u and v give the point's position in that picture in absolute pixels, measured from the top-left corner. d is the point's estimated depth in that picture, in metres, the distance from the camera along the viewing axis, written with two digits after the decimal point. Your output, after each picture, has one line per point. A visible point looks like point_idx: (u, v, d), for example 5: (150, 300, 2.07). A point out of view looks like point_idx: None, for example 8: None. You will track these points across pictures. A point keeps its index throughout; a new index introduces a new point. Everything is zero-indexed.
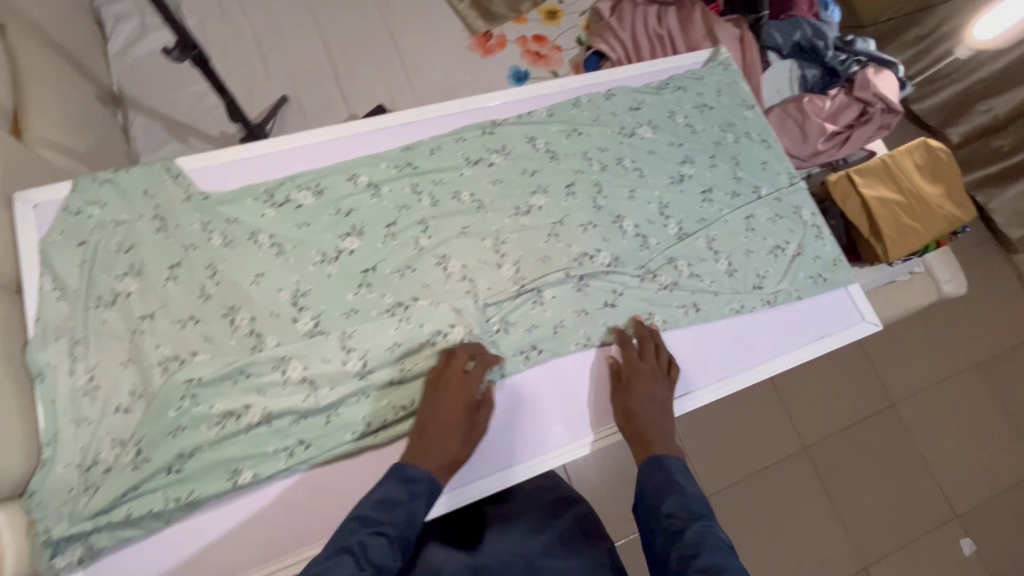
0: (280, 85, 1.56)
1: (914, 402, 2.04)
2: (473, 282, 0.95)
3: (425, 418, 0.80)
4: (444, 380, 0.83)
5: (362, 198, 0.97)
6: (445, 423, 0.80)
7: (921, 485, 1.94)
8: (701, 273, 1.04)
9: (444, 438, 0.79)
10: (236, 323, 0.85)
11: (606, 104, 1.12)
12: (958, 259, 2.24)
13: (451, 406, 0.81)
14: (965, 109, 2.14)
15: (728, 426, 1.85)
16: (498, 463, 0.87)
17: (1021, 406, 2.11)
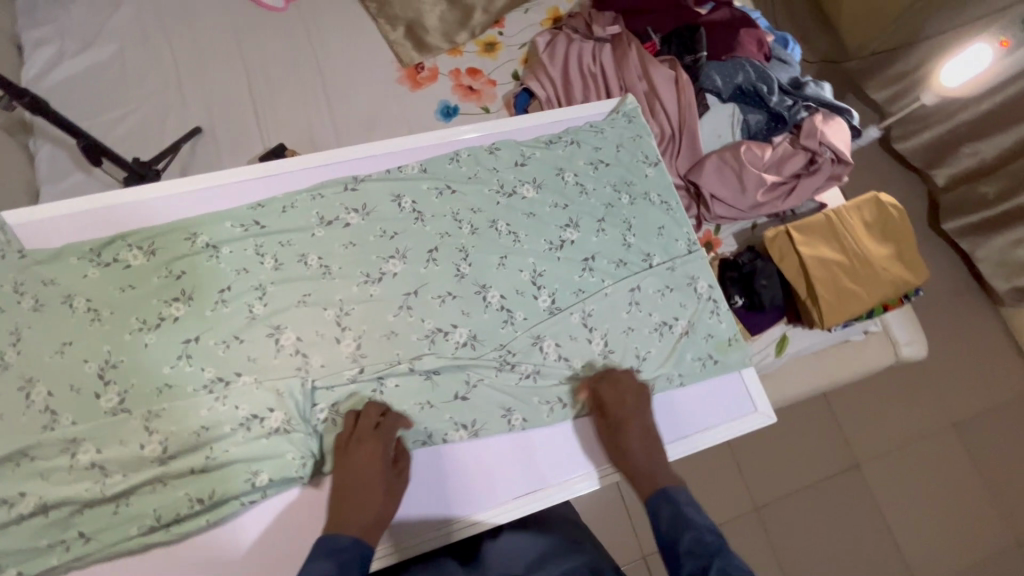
0: (194, 115, 1.51)
1: (883, 459, 1.89)
2: (307, 358, 0.87)
3: (343, 480, 0.79)
4: (354, 439, 0.81)
5: (197, 260, 0.90)
6: (360, 486, 0.78)
7: (890, 551, 1.80)
8: (572, 353, 0.95)
9: (367, 497, 0.78)
10: (31, 397, 0.79)
11: (487, 159, 1.04)
12: (937, 312, 2.07)
13: (367, 465, 0.79)
14: (948, 151, 1.98)
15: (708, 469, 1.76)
16: (444, 515, 0.87)
17: (1009, 474, 1.91)
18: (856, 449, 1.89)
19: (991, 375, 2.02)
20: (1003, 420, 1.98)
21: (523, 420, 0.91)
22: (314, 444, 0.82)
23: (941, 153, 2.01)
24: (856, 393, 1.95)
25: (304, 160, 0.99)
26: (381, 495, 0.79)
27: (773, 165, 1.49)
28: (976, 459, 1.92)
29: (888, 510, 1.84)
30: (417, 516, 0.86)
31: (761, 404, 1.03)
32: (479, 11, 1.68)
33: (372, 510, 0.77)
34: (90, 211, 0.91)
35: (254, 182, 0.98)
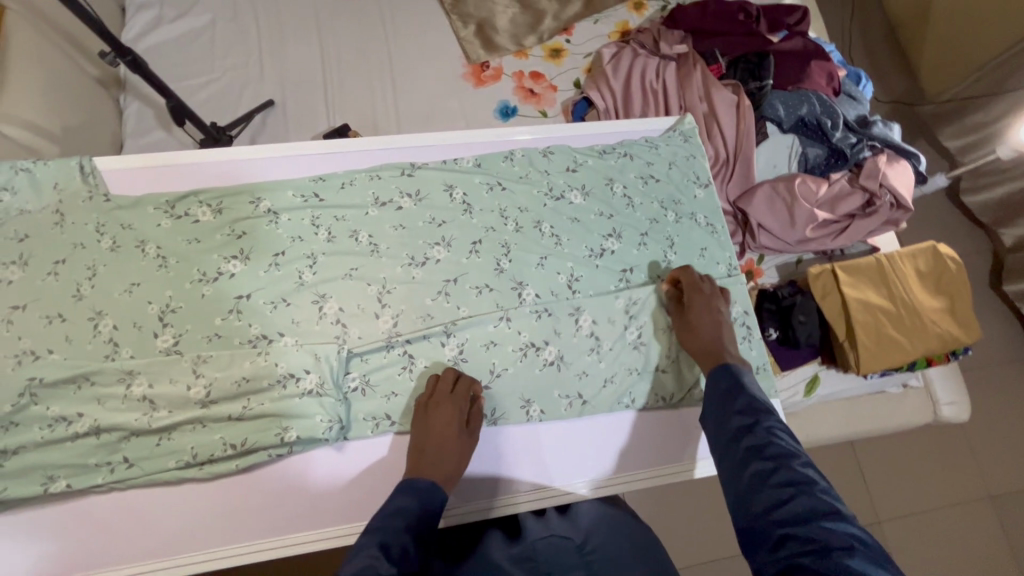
0: (269, 89, 1.60)
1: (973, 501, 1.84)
2: (345, 328, 0.92)
3: (423, 434, 0.84)
4: (433, 398, 0.86)
5: (258, 223, 0.96)
6: (440, 439, 0.83)
7: None
8: (599, 357, 0.97)
9: (445, 449, 0.82)
10: (98, 328, 0.86)
11: (540, 162, 1.07)
12: (982, 376, 1.97)
13: (444, 422, 0.84)
14: (1020, 210, 1.90)
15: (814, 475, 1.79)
16: (494, 493, 0.90)
17: None
18: (880, 505, 1.81)
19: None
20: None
21: (540, 412, 0.93)
22: (341, 410, 0.86)
23: (1011, 211, 1.93)
24: (884, 444, 1.88)
25: (367, 143, 1.04)
26: (457, 449, 0.83)
27: (827, 202, 1.46)
28: (1008, 531, 1.82)
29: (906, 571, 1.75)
30: (466, 489, 0.89)
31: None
32: (549, 18, 1.73)
33: (449, 461, 0.82)
34: (170, 166, 0.99)
35: (318, 157, 1.04)
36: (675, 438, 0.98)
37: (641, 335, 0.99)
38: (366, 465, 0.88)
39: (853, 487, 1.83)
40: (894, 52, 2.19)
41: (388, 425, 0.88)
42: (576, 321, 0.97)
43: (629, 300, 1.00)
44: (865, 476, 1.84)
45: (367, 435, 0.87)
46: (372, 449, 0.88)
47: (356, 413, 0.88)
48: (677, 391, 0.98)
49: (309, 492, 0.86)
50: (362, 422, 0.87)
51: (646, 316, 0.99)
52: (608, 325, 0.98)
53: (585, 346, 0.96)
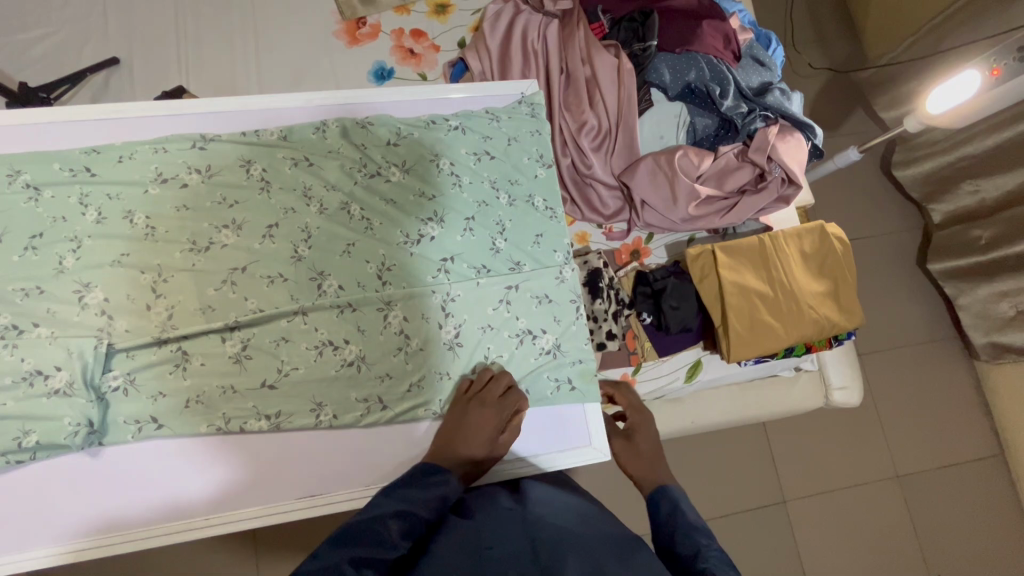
0: (116, 43, 1.43)
1: (986, 461, 1.75)
2: (112, 319, 0.83)
3: (460, 429, 0.84)
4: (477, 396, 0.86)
5: (13, 199, 0.85)
6: (475, 435, 0.83)
7: (986, 551, 1.68)
8: (405, 359, 0.88)
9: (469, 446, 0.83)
10: None
11: (357, 133, 0.96)
12: (906, 364, 1.80)
13: (482, 425, 0.83)
14: (948, 184, 1.66)
15: (828, 434, 1.71)
16: None
17: (962, 551, 1.67)
18: (786, 479, 1.66)
19: (954, 434, 1.76)
20: (954, 481, 1.72)
21: (332, 417, 0.85)
22: (93, 412, 0.78)
23: (939, 186, 1.70)
24: (799, 425, 1.71)
25: (148, 107, 0.93)
26: (489, 453, 0.85)
27: (713, 176, 1.37)
28: (914, 518, 1.68)
29: (809, 557, 1.60)
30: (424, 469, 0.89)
31: (599, 440, 0.95)
32: None
33: (478, 459, 0.83)
34: None
35: (97, 124, 0.93)
36: (562, 424, 0.95)
37: (458, 335, 0.90)
38: (129, 469, 0.82)
39: (892, 443, 1.74)
40: (835, 10, 2.00)
41: (153, 428, 0.81)
42: (384, 318, 0.89)
43: (446, 296, 0.91)
44: (889, 432, 1.74)
45: (129, 439, 0.81)
46: (136, 455, 0.82)
47: (116, 415, 0.81)
48: None
49: (55, 505, 0.79)
50: (123, 426, 0.80)
51: (465, 314, 0.91)
52: (420, 323, 0.89)
53: (392, 345, 0.88)
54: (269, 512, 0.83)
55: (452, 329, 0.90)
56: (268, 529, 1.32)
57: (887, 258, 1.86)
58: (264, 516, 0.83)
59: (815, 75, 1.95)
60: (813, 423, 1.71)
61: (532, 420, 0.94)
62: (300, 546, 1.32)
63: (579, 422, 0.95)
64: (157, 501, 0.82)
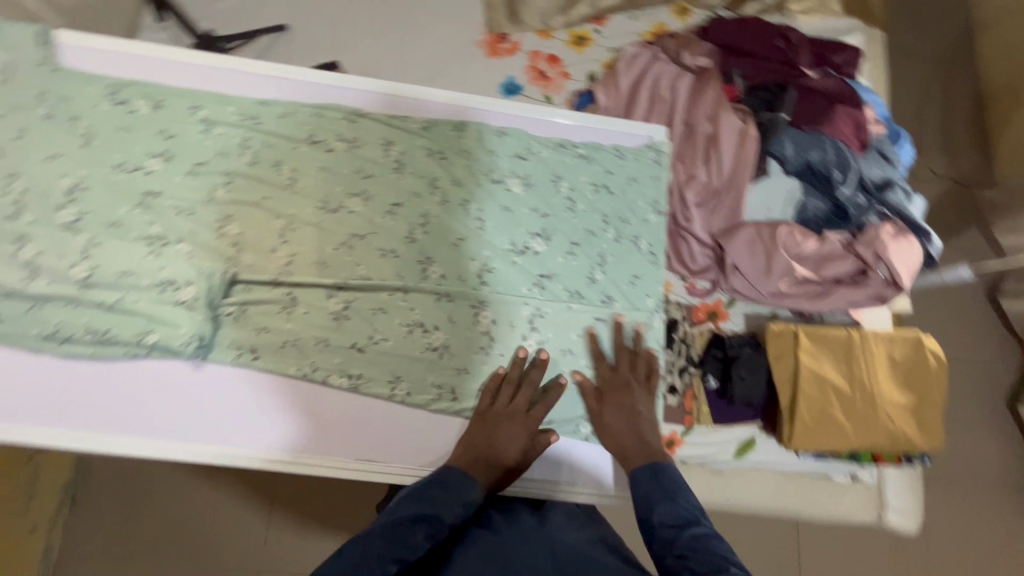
0: (287, 11, 1.61)
1: None
2: (240, 252, 0.91)
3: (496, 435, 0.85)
4: (502, 403, 0.87)
5: (188, 129, 0.97)
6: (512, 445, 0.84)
7: None
8: (483, 359, 0.91)
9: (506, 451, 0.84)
10: (8, 188, 0.89)
11: (491, 140, 1.03)
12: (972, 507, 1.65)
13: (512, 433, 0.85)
14: None
15: (867, 556, 1.59)
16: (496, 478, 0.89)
17: None
18: None
19: None
20: None
21: (406, 394, 0.88)
22: (206, 329, 0.86)
23: None
24: (838, 537, 1.60)
25: (315, 74, 1.03)
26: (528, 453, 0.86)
27: (813, 259, 1.34)
28: None
29: None
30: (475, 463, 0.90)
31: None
32: (582, 3, 1.67)
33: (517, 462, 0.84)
34: (124, 52, 1.01)
35: (268, 79, 1.03)
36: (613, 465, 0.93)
37: (538, 351, 0.93)
38: (226, 388, 0.88)
39: None
40: (974, 123, 1.92)
41: (251, 358, 0.87)
42: (474, 315, 0.93)
43: (536, 310, 0.95)
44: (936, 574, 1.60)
45: (228, 362, 0.87)
46: (232, 378, 0.88)
47: (224, 338, 0.88)
48: (563, 418, 0.91)
49: (153, 402, 0.86)
50: (227, 349, 0.87)
51: (549, 333, 0.94)
52: (506, 329, 0.93)
53: (476, 343, 0.92)
54: (332, 466, 0.86)
55: (522, 340, 0.93)
56: (299, 485, 1.40)
57: (975, 390, 1.73)
58: (320, 468, 0.86)
59: (937, 183, 1.87)
60: (853, 539, 1.60)
61: (581, 452, 0.92)
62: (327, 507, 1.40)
63: None
64: (243, 425, 0.87)
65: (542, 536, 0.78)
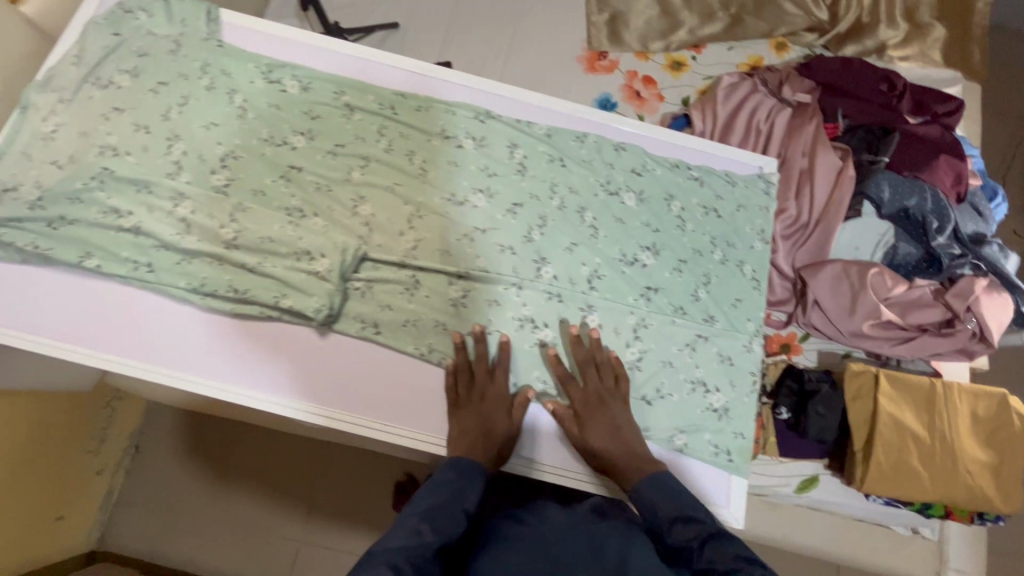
0: (401, 11, 1.70)
1: None
2: (371, 232, 0.98)
3: (468, 425, 0.87)
4: (471, 395, 0.90)
5: (332, 112, 1.04)
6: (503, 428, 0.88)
7: None
8: (587, 360, 0.95)
9: (482, 437, 0.86)
10: (171, 149, 0.98)
11: (608, 153, 1.07)
12: None
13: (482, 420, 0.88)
14: None
15: None
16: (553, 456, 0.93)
17: None
18: None
19: None
20: None
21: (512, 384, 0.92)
22: (335, 299, 0.92)
23: None
24: None
25: (453, 74, 1.10)
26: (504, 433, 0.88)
27: (900, 304, 1.33)
28: None
29: None
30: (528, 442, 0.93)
31: (734, 505, 0.91)
32: (683, 31, 1.72)
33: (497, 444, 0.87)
34: (281, 36, 1.10)
35: (407, 74, 1.10)
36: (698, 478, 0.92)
37: (640, 359, 0.96)
38: (350, 359, 0.93)
39: None
40: None
41: (374, 333, 0.93)
42: (582, 317, 0.97)
43: (640, 320, 0.98)
44: None
45: (351, 333, 0.93)
46: (355, 350, 0.94)
47: (349, 310, 0.94)
48: (657, 427, 0.93)
49: (283, 362, 0.92)
50: (352, 321, 0.93)
51: (651, 343, 0.97)
52: (611, 334, 0.97)
53: (581, 344, 0.96)
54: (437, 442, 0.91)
55: (625, 346, 0.96)
56: None
57: None
58: (418, 441, 0.92)
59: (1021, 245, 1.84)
60: None
61: (672, 462, 0.92)
62: (360, 472, 1.61)
63: (719, 481, 0.92)
64: (364, 392, 0.92)
65: (574, 522, 0.87)
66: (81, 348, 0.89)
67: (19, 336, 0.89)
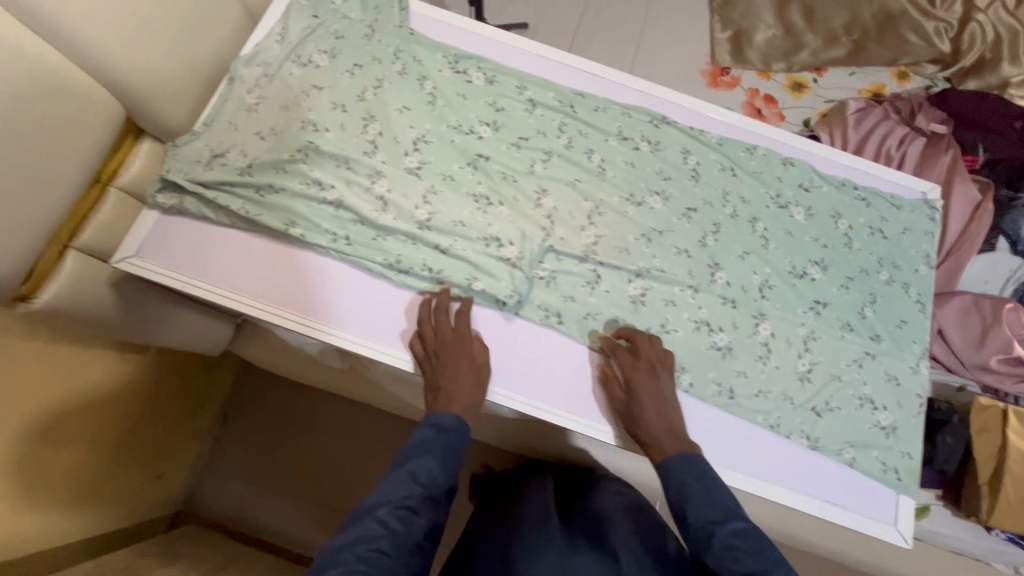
0: (530, 13, 1.74)
1: None
2: (553, 224, 1.00)
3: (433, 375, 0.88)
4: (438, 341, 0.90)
5: (516, 106, 1.07)
6: (462, 383, 0.88)
7: None
8: (760, 368, 0.97)
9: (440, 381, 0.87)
10: (367, 129, 1.02)
11: (778, 167, 1.09)
12: None
13: (449, 367, 0.88)
14: None
15: None
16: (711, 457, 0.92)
17: None
18: None
19: None
20: None
21: (688, 384, 0.94)
22: (524, 287, 0.94)
23: None
24: None
25: (629, 78, 1.13)
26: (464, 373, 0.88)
27: None
28: None
29: None
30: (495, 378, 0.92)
31: (902, 525, 0.92)
32: (807, 51, 1.73)
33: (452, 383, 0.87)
34: (465, 28, 1.13)
35: (583, 74, 1.13)
36: (863, 494, 0.93)
37: (810, 371, 0.97)
38: (532, 344, 0.95)
39: None
40: None
41: (558, 323, 0.95)
42: (755, 325, 0.99)
43: (810, 333, 0.99)
44: None
45: (536, 321, 0.95)
46: (538, 338, 0.96)
47: (534, 298, 0.96)
48: (827, 439, 0.94)
49: None
50: (536, 311, 0.95)
51: (821, 357, 0.98)
52: (783, 344, 0.98)
53: (755, 351, 0.97)
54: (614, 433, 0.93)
55: (796, 357, 0.98)
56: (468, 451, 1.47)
57: None
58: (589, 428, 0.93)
59: None
60: None
61: (838, 476, 0.93)
62: None
63: (884, 498, 0.93)
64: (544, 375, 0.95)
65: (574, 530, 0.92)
66: (283, 314, 0.93)
67: (230, 297, 0.93)
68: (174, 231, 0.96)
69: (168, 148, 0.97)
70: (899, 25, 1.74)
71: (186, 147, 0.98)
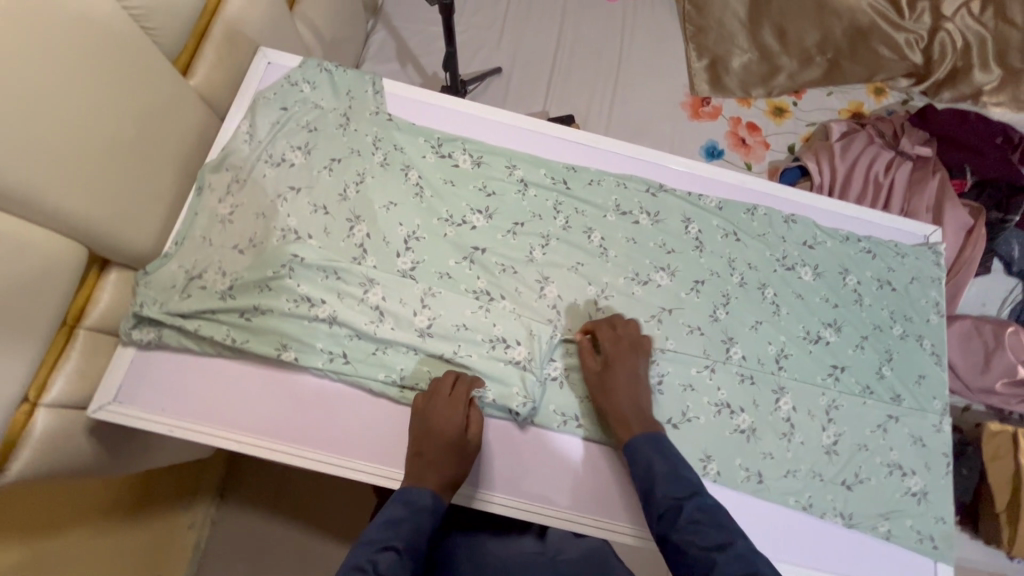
0: (502, 57, 1.68)
1: None
2: (560, 315, 0.96)
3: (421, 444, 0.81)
4: (429, 408, 0.84)
5: (507, 188, 1.02)
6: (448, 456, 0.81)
7: None
8: (786, 446, 0.94)
9: (434, 453, 0.80)
10: (353, 231, 0.95)
11: (780, 226, 1.07)
12: None
13: (446, 430, 0.82)
14: None
15: None
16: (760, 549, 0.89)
17: None
18: None
19: None
20: None
21: (716, 473, 0.90)
22: (537, 391, 0.89)
23: None
24: None
25: (621, 145, 1.08)
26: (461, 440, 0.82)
27: None
28: None
29: None
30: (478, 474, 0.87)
31: None
32: (784, 75, 1.71)
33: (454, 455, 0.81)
34: (444, 106, 1.07)
35: (573, 144, 1.09)
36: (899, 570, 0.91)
37: (836, 443, 0.95)
38: (537, 448, 0.90)
39: None
40: None
41: (574, 425, 0.91)
42: (776, 400, 0.96)
43: (831, 401, 0.97)
44: None
45: (551, 427, 0.90)
46: (551, 442, 0.91)
47: (549, 402, 0.91)
48: (862, 515, 0.92)
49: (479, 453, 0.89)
50: (553, 414, 0.91)
51: (844, 425, 0.96)
52: (806, 417, 0.96)
53: (779, 429, 0.94)
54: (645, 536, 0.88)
55: (821, 430, 0.95)
56: None
57: None
58: (606, 531, 0.88)
59: None
60: None
61: (876, 552, 0.92)
62: None
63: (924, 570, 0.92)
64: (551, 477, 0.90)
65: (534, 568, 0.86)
66: (264, 443, 0.86)
67: (203, 430, 0.86)
68: (149, 366, 0.89)
69: (139, 276, 0.90)
70: (870, 39, 1.72)
71: (158, 273, 0.91)
